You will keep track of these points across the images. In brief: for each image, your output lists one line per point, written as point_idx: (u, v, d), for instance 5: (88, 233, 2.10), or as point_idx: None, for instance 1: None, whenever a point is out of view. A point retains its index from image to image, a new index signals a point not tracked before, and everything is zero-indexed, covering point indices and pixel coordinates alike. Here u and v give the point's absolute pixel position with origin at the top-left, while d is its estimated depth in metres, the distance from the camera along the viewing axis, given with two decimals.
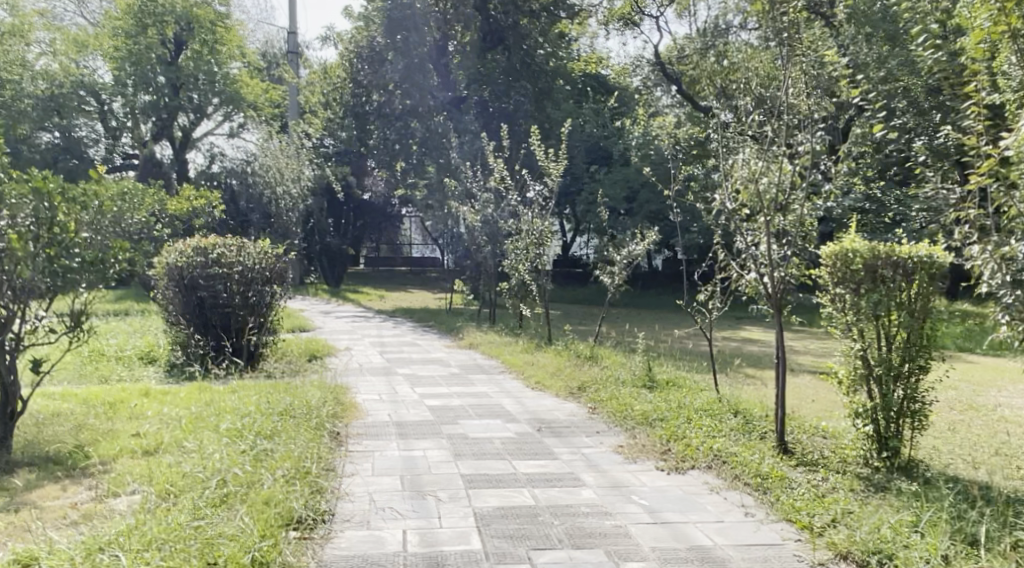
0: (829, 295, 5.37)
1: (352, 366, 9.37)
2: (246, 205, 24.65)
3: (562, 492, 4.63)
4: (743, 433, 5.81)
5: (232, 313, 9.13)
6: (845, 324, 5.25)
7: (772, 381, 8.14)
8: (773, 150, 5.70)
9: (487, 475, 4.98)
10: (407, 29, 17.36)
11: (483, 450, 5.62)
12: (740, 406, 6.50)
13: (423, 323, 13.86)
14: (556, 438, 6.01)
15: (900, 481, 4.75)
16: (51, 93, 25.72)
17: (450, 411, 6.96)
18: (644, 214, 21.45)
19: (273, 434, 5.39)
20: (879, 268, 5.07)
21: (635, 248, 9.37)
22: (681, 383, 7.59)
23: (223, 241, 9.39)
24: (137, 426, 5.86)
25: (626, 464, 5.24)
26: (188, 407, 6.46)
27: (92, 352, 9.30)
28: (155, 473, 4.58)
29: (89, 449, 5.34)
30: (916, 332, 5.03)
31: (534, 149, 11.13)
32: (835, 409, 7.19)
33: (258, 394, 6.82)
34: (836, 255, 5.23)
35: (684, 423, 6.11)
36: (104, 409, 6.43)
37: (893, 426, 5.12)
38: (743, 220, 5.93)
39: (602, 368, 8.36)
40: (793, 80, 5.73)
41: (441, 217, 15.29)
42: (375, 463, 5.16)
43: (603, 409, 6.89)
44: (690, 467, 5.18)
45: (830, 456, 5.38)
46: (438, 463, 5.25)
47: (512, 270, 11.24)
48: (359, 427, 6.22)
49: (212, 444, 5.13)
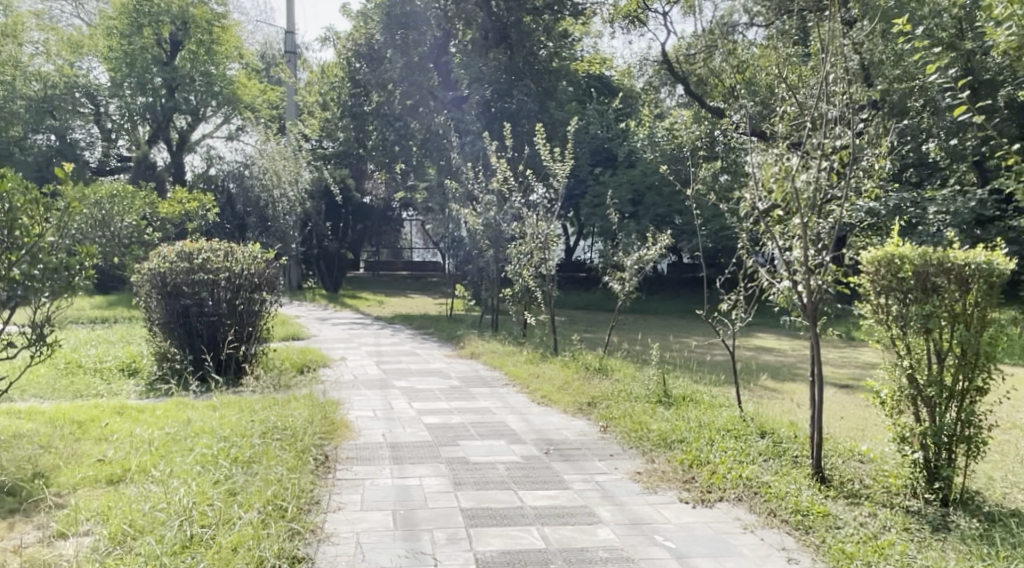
0: (871, 305, 4.83)
1: (346, 379, 8.82)
2: (244, 208, 24.16)
3: (576, 532, 4.09)
4: (773, 458, 5.28)
5: (219, 323, 8.60)
6: (891, 339, 4.73)
7: (796, 397, 7.60)
8: (810, 145, 5.16)
9: (490, 509, 4.43)
10: (406, 27, 16.94)
11: (486, 477, 5.06)
12: (765, 426, 5.97)
13: (422, 331, 13.32)
14: (566, 463, 5.46)
15: (960, 519, 4.21)
16: (45, 95, 25.24)
17: (450, 430, 6.41)
18: (651, 218, 20.99)
19: (251, 461, 4.84)
20: (931, 276, 4.53)
21: (646, 254, 8.79)
22: (698, 398, 7.05)
23: (209, 246, 8.85)
24: (104, 449, 5.30)
25: (645, 496, 4.70)
26: (163, 426, 5.89)
27: (69, 363, 8.78)
28: (112, 511, 4.03)
29: (46, 477, 4.78)
30: (973, 348, 4.50)
31: (539, 148, 10.57)
32: (867, 427, 6.65)
33: (241, 412, 6.26)
34: (880, 261, 4.69)
35: (706, 445, 5.56)
36: (71, 428, 5.87)
37: (945, 453, 4.59)
38: (774, 223, 5.37)
39: (613, 381, 7.81)
40: (832, 67, 5.18)
41: (441, 220, 14.76)
42: (365, 495, 4.61)
43: (616, 428, 6.35)
44: (718, 499, 4.63)
45: (872, 485, 4.85)
46: (436, 494, 4.70)
47: (515, 275, 10.70)
48: (349, 450, 5.66)
49: (182, 474, 4.57)
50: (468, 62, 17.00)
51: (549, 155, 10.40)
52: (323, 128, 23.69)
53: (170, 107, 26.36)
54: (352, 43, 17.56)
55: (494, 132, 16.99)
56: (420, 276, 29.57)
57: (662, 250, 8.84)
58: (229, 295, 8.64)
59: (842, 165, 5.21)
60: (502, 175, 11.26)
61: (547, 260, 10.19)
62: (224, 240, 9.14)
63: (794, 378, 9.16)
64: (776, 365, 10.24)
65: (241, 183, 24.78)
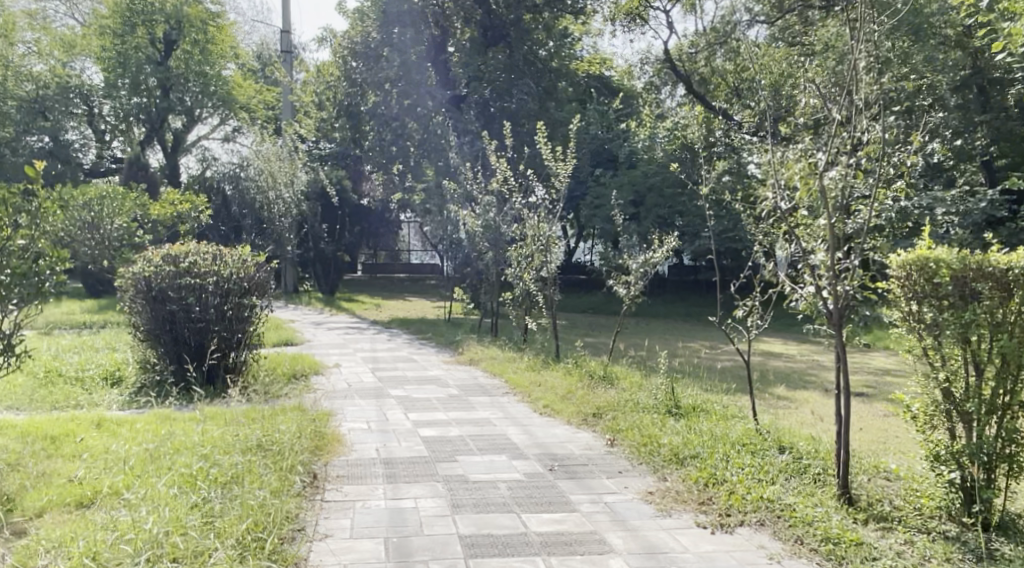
0: (902, 313, 4.48)
1: (340, 387, 8.47)
2: (240, 210, 23.82)
3: (585, 563, 3.74)
4: (795, 477, 4.93)
5: (207, 329, 8.24)
6: (924, 349, 4.38)
7: (811, 407, 7.26)
8: (836, 141, 4.83)
9: (492, 536, 4.07)
10: (404, 25, 16.59)
11: (486, 498, 4.71)
12: (784, 440, 5.62)
13: (420, 335, 12.95)
14: (572, 481, 5.10)
15: (1005, 548, 3.86)
16: (36, 95, 24.85)
17: (448, 444, 6.05)
18: (653, 219, 20.65)
19: (232, 481, 4.48)
20: (969, 281, 4.20)
21: (652, 256, 8.43)
22: (709, 408, 6.70)
23: (197, 248, 8.49)
24: (76, 467, 4.93)
25: (659, 520, 4.34)
26: (143, 442, 5.53)
27: (49, 372, 8.41)
28: (75, 541, 3.68)
29: (10, 500, 4.41)
30: (1016, 360, 4.15)
31: (540, 147, 10.21)
32: (888, 439, 6.31)
33: (227, 426, 5.90)
34: (911, 265, 4.35)
35: (722, 461, 5.21)
36: (44, 444, 5.49)
37: (984, 474, 4.24)
38: (799, 224, 5.04)
39: (620, 390, 7.44)
40: (861, 58, 4.84)
41: (440, 222, 14.41)
42: (355, 520, 4.26)
43: (624, 441, 6.00)
44: (738, 524, 4.27)
45: (904, 506, 4.51)
46: (432, 518, 4.34)
47: (516, 279, 10.35)
48: (339, 467, 5.30)
49: (156, 497, 4.22)
50: (466, 60, 16.63)
51: (550, 154, 10.03)
52: (320, 129, 23.35)
53: (164, 108, 25.97)
54: (348, 41, 17.19)
55: (493, 132, 16.62)
56: (418, 278, 29.22)
57: (670, 253, 8.47)
58: (217, 301, 8.28)
59: (871, 160, 4.87)
60: (503, 175, 10.89)
61: (549, 264, 9.82)
62: (213, 242, 8.77)
63: (807, 386, 8.80)
64: (788, 371, 9.87)
65: (237, 185, 24.42)
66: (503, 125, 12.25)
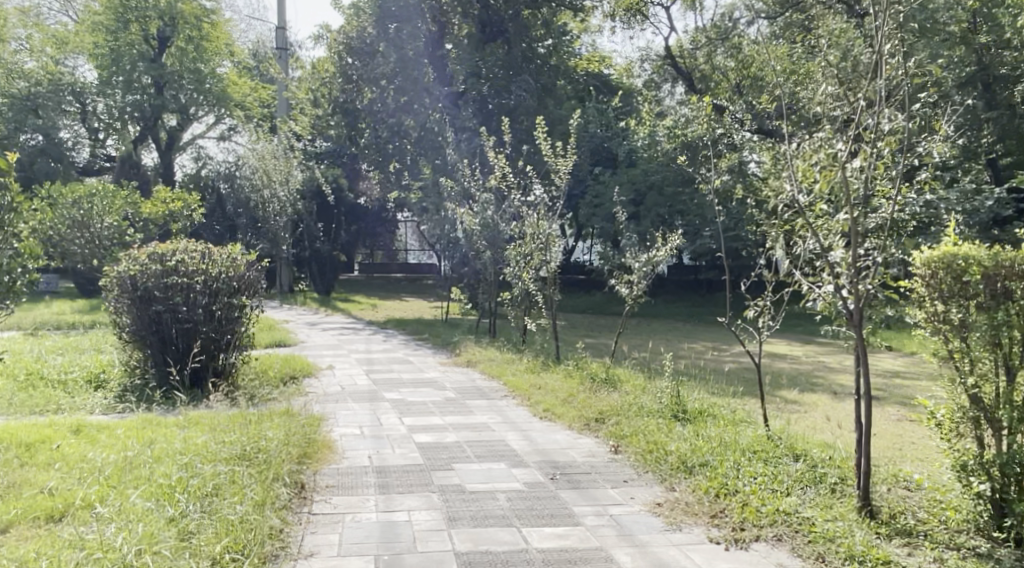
0: (927, 313, 4.21)
1: (332, 390, 8.18)
2: (234, 209, 23.54)
3: None
4: (811, 487, 4.66)
5: (195, 330, 7.96)
6: (950, 352, 4.12)
7: (822, 412, 7.00)
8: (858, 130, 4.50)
9: (490, 554, 3.80)
10: (400, 20, 16.31)
11: (484, 510, 4.43)
12: (797, 447, 5.34)
13: (416, 336, 12.68)
14: (575, 491, 4.82)
15: None
16: (28, 92, 24.57)
17: (444, 451, 5.77)
18: (653, 218, 20.38)
19: (212, 494, 4.21)
20: (1001, 280, 3.92)
21: (656, 254, 8.14)
22: (717, 412, 6.43)
23: (185, 246, 8.20)
24: (47, 477, 4.64)
25: (669, 534, 4.07)
26: (122, 450, 5.23)
27: (31, 375, 8.12)
28: (38, 561, 3.40)
29: None
30: None
31: (539, 142, 9.92)
32: (904, 446, 6.04)
33: (211, 433, 5.61)
34: (938, 262, 4.08)
35: (733, 470, 4.94)
36: (18, 452, 5.20)
37: (1017, 485, 3.97)
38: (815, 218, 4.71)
39: (623, 393, 7.16)
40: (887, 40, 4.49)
41: (437, 220, 14.14)
42: (343, 535, 3.98)
43: (629, 448, 5.72)
44: (754, 539, 4.00)
45: (928, 519, 4.24)
46: (426, 532, 4.06)
47: (514, 278, 10.02)
48: (329, 476, 5.01)
49: (130, 512, 3.94)
50: (464, 56, 16.35)
51: (550, 150, 9.76)
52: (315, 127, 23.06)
53: (158, 105, 25.71)
54: (344, 37, 16.93)
55: (491, 129, 16.37)
56: (415, 278, 28.98)
57: (674, 251, 8.20)
58: (206, 300, 7.99)
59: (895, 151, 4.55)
60: (501, 172, 10.62)
61: (549, 262, 9.54)
62: (201, 240, 8.49)
63: (815, 389, 8.53)
64: (795, 372, 9.61)
65: (232, 183, 24.15)
66: (502, 122, 11.98)
